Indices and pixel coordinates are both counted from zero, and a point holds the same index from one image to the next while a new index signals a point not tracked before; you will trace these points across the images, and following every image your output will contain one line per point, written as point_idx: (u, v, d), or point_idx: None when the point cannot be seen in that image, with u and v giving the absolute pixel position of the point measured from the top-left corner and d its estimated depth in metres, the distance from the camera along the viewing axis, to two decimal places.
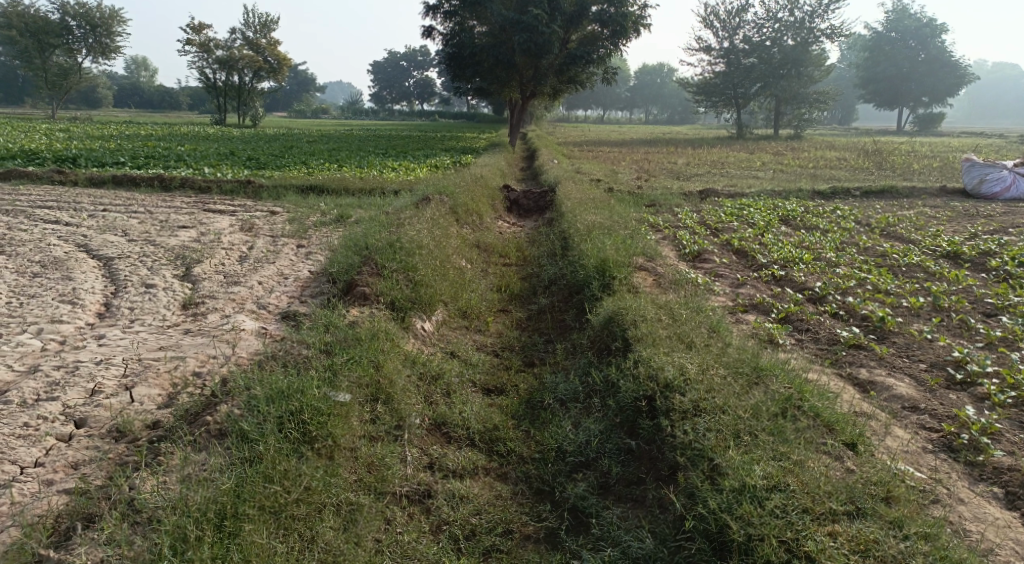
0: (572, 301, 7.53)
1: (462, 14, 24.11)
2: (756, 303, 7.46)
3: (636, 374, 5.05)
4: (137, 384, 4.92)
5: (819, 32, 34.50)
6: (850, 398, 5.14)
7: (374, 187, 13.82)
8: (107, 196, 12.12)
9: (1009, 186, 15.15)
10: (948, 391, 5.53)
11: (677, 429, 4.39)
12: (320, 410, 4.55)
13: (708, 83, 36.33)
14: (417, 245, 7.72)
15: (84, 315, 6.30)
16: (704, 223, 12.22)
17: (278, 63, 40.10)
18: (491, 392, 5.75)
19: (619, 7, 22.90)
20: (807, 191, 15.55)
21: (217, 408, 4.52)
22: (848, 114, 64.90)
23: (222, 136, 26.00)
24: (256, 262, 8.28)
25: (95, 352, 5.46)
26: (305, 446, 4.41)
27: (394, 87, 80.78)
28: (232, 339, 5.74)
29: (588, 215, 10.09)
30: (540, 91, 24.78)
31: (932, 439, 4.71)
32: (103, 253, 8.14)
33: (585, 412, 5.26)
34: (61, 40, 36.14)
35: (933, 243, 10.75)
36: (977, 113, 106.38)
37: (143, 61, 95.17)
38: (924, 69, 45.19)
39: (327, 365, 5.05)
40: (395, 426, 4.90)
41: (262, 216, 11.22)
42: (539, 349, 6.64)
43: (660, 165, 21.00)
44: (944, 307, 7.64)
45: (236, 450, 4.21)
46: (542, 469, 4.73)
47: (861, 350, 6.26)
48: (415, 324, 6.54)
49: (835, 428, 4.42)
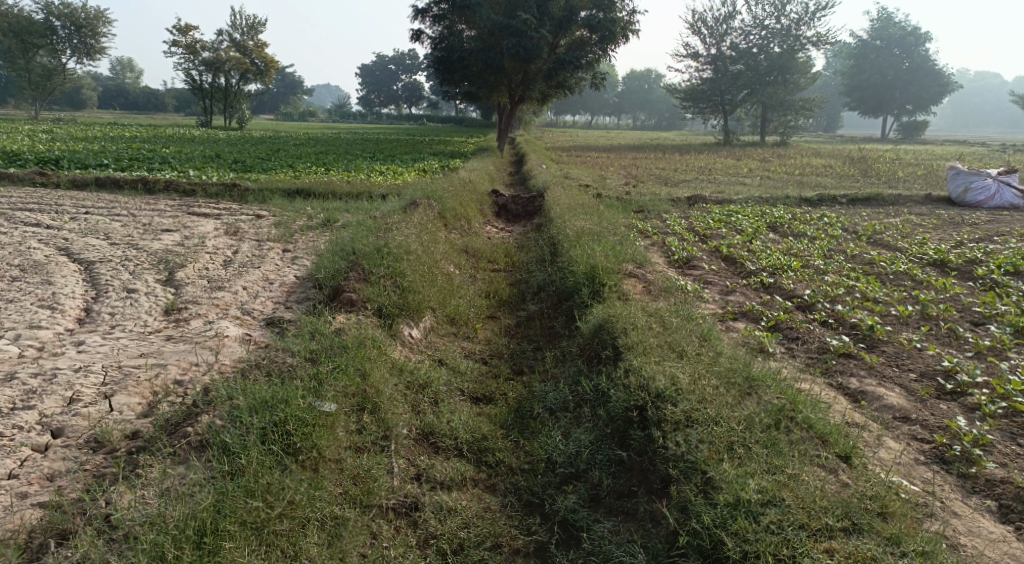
0: (562, 308, 7.46)
1: (451, 18, 24.05)
2: (745, 310, 7.42)
3: (627, 383, 4.99)
4: (117, 393, 4.81)
5: (805, 40, 34.76)
6: (841, 408, 5.09)
7: (362, 191, 13.71)
8: (89, 198, 11.95)
9: (993, 194, 15.22)
10: (938, 401, 5.50)
11: (669, 440, 4.33)
12: (304, 421, 4.46)
13: (695, 90, 36.40)
14: (405, 250, 7.63)
15: (64, 320, 6.16)
16: (692, 229, 12.19)
17: (265, 65, 39.87)
18: (479, 400, 5.67)
19: (608, 12, 22.93)
20: (794, 199, 15.57)
21: (199, 418, 4.41)
22: (834, 122, 65.38)
23: (208, 139, 25.77)
24: (242, 266, 8.16)
25: (74, 358, 5.33)
26: (289, 458, 4.31)
27: (382, 91, 80.62)
28: (215, 346, 5.63)
29: (577, 221, 10.03)
30: (528, 96, 24.72)
31: (924, 451, 4.67)
32: (84, 257, 7.99)
33: (575, 422, 5.19)
34: (45, 40, 35.77)
35: (920, 251, 10.78)
36: (960, 122, 107.53)
37: (129, 63, 94.34)
38: (909, 77, 45.61)
39: (313, 374, 4.95)
40: (382, 436, 4.81)
41: (247, 220, 11.08)
42: (528, 356, 6.57)
43: (648, 171, 21.00)
44: (933, 316, 7.63)
45: (218, 463, 4.11)
46: (531, 480, 4.65)
47: (851, 359, 6.23)
48: (402, 331, 6.44)
49: (828, 439, 4.37)
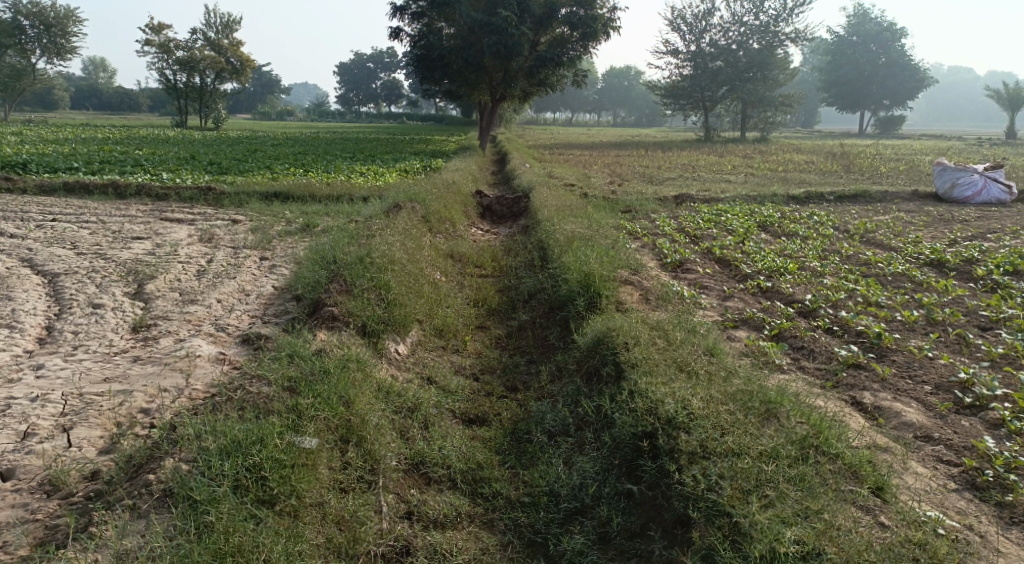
0: (555, 318, 7.05)
1: (430, 15, 23.42)
2: (746, 317, 7.04)
3: (634, 407, 4.62)
4: (76, 425, 4.42)
5: (784, 36, 34.72)
6: (860, 428, 4.76)
7: (343, 194, 13.25)
8: (57, 204, 11.42)
9: (981, 190, 14.99)
10: (959, 417, 5.17)
11: (686, 475, 4.01)
12: (283, 462, 4.06)
13: (676, 86, 36.05)
14: (389, 260, 7.20)
15: (22, 341, 5.70)
16: (682, 230, 11.84)
17: (241, 64, 39.17)
18: (472, 422, 5.29)
19: (588, 9, 22.53)
20: (781, 197, 15.27)
21: (162, 463, 3.97)
22: (813, 117, 65.76)
23: (183, 139, 25.08)
24: (216, 277, 7.70)
25: (31, 385, 4.88)
26: (266, 507, 3.90)
27: (360, 89, 79.60)
28: (186, 368, 5.22)
29: (566, 224, 9.63)
30: (510, 94, 24.25)
31: (954, 475, 4.36)
32: (48, 269, 7.50)
33: (577, 447, 4.83)
34: (13, 40, 34.80)
35: (916, 250, 10.48)
36: (936, 116, 108.52)
37: (101, 63, 92.63)
38: (885, 72, 45.67)
39: (292, 406, 4.51)
40: (369, 470, 4.43)
41: (222, 225, 10.62)
42: (522, 371, 6.18)
43: (632, 169, 20.71)
44: (940, 320, 7.25)
45: (185, 516, 3.69)
46: (533, 517, 4.29)
47: (862, 370, 5.86)
48: (388, 348, 6.04)
49: (858, 471, 4.08)
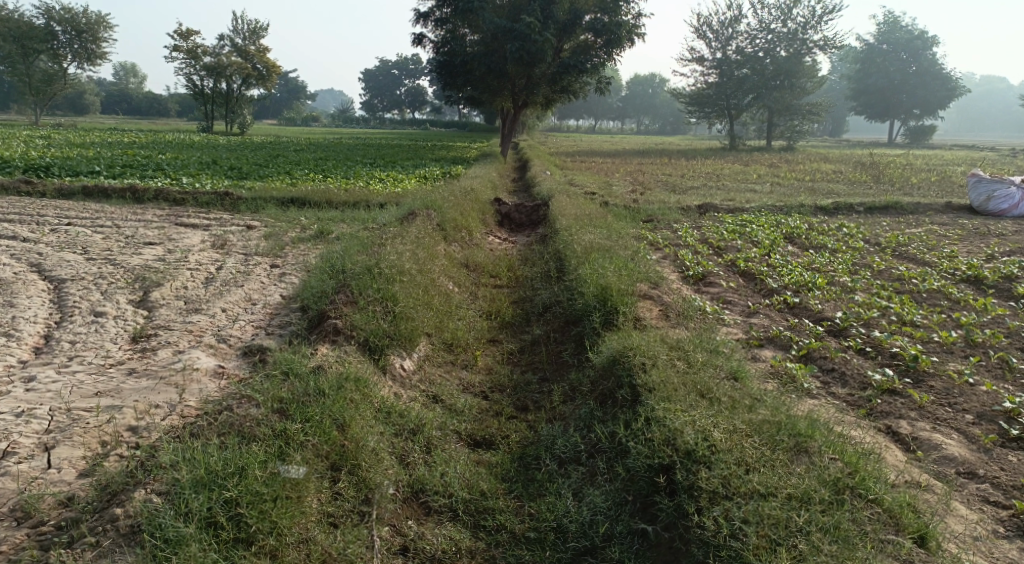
0: (569, 333, 6.72)
1: (453, 22, 23.26)
2: (772, 335, 6.64)
3: (651, 437, 4.30)
4: (58, 444, 4.16)
5: (812, 43, 34.01)
6: (897, 463, 4.39)
7: (360, 200, 13.02)
8: (74, 207, 11.29)
9: (1018, 203, 14.40)
10: (1006, 452, 4.75)
11: (706, 519, 3.70)
12: (264, 495, 3.79)
13: (701, 94, 35.65)
14: (398, 270, 6.90)
15: (18, 351, 5.48)
16: (705, 241, 11.44)
17: (267, 70, 39.29)
18: (478, 445, 4.96)
19: (612, 16, 22.21)
20: (809, 206, 14.78)
21: (132, 495, 3.71)
22: (841, 126, 64.75)
23: (208, 144, 25.01)
24: (223, 285, 7.44)
25: (18, 399, 4.64)
26: (242, 547, 3.63)
27: (385, 95, 79.90)
28: (181, 383, 4.94)
29: (585, 234, 9.30)
30: (532, 100, 23.98)
31: (1003, 521, 4.01)
32: (55, 275, 7.29)
33: (589, 477, 4.51)
34: (46, 45, 35.18)
35: (951, 266, 9.99)
36: (968, 127, 106.56)
37: (132, 68, 94.00)
38: (915, 81, 44.72)
39: (281, 430, 4.22)
40: (363, 500, 4.14)
41: (236, 231, 10.42)
42: (534, 389, 5.83)
43: (655, 177, 20.32)
44: (979, 342, 6.78)
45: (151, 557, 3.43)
46: (537, 555, 3.99)
47: (898, 397, 5.44)
48: (393, 364, 5.73)
49: (899, 518, 3.72)
